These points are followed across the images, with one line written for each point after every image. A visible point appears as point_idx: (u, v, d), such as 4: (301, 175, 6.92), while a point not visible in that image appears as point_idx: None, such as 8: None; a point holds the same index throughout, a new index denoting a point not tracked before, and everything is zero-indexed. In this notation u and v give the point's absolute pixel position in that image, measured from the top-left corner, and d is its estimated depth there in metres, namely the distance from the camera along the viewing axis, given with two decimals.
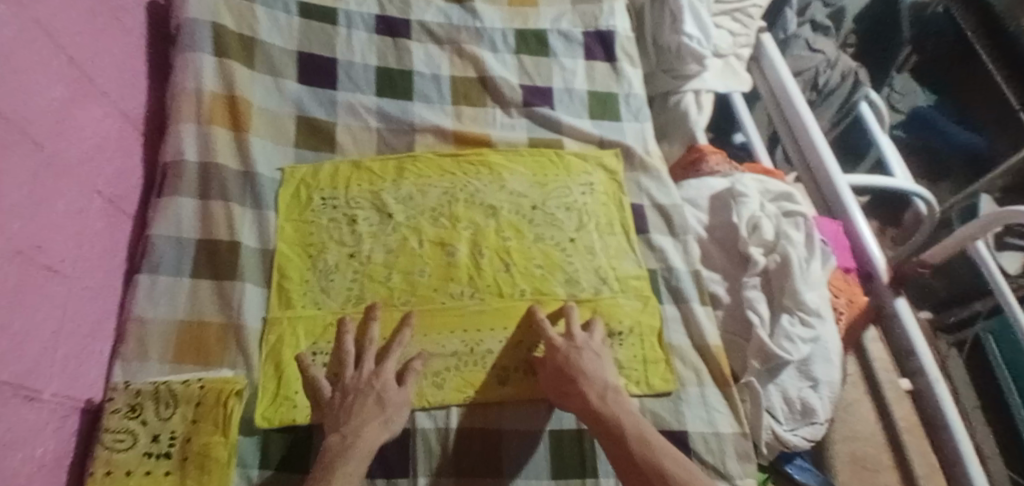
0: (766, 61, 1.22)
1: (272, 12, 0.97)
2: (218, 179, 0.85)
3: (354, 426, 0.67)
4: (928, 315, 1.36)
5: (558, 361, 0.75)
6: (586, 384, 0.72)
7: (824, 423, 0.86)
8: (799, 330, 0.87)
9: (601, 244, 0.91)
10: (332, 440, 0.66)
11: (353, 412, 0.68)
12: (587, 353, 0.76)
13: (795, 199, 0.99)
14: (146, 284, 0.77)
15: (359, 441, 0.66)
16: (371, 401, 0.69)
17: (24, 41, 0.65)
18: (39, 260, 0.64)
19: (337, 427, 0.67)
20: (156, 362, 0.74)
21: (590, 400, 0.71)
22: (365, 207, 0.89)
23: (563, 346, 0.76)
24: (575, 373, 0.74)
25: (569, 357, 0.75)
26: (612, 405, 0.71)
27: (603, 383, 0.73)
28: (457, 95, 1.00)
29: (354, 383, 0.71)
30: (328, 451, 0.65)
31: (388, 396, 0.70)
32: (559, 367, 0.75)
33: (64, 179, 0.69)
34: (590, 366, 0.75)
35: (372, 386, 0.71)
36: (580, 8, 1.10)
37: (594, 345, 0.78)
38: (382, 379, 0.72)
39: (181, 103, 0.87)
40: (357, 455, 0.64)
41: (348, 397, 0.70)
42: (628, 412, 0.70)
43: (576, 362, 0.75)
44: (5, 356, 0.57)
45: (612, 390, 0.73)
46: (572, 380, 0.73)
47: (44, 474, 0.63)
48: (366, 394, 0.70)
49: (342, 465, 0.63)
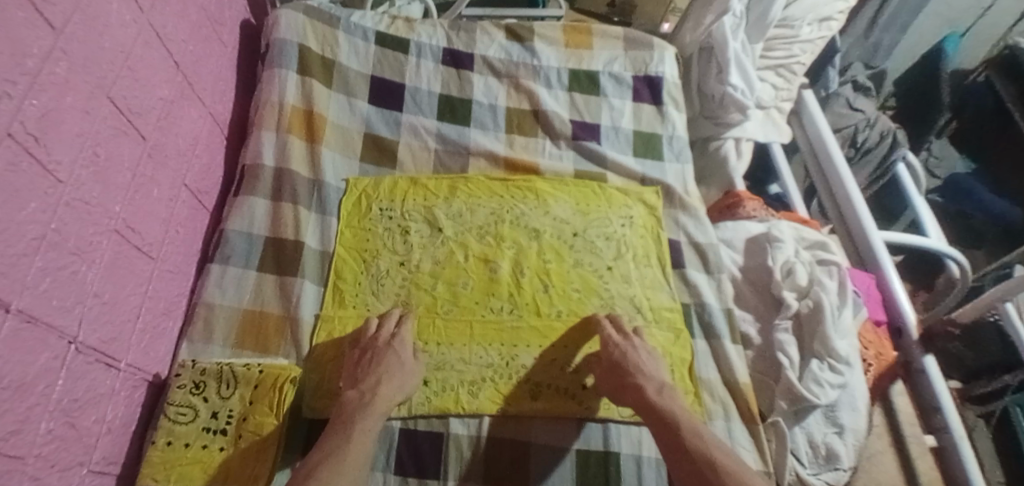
0: (806, 114, 1.28)
1: (352, 39, 1.05)
2: (290, 184, 0.92)
3: (372, 385, 0.76)
4: (955, 385, 1.30)
5: (613, 355, 0.81)
6: (643, 380, 0.78)
7: (848, 470, 0.86)
8: (827, 375, 0.89)
9: (637, 274, 0.95)
10: (351, 396, 0.75)
11: (377, 367, 0.77)
12: (642, 351, 0.82)
13: (830, 248, 1.02)
14: (217, 273, 0.85)
15: (375, 398, 0.74)
16: (386, 358, 0.78)
17: (143, 45, 0.73)
18: (132, 241, 0.71)
19: (356, 384, 0.77)
20: (219, 345, 0.81)
21: (647, 394, 0.77)
22: (417, 220, 0.95)
23: (619, 343, 0.82)
24: (631, 369, 0.79)
25: (625, 354, 0.81)
26: (665, 401, 0.77)
27: (657, 380, 0.79)
28: (511, 124, 1.07)
29: (372, 342, 0.80)
30: (348, 404, 0.74)
31: (402, 359, 0.79)
32: (615, 362, 0.80)
33: (160, 170, 0.77)
34: (644, 363, 0.80)
35: (389, 345, 0.79)
36: (632, 54, 1.15)
37: (648, 347, 0.83)
38: (399, 341, 0.81)
39: (264, 112, 0.96)
40: (373, 413, 0.73)
41: (365, 360, 0.79)
42: (680, 408, 0.76)
43: (633, 357, 0.80)
44: (93, 322, 0.64)
45: (667, 388, 0.79)
46: (628, 375, 0.79)
47: (112, 438, 0.68)
48: (383, 353, 0.78)
49: (361, 419, 0.72)
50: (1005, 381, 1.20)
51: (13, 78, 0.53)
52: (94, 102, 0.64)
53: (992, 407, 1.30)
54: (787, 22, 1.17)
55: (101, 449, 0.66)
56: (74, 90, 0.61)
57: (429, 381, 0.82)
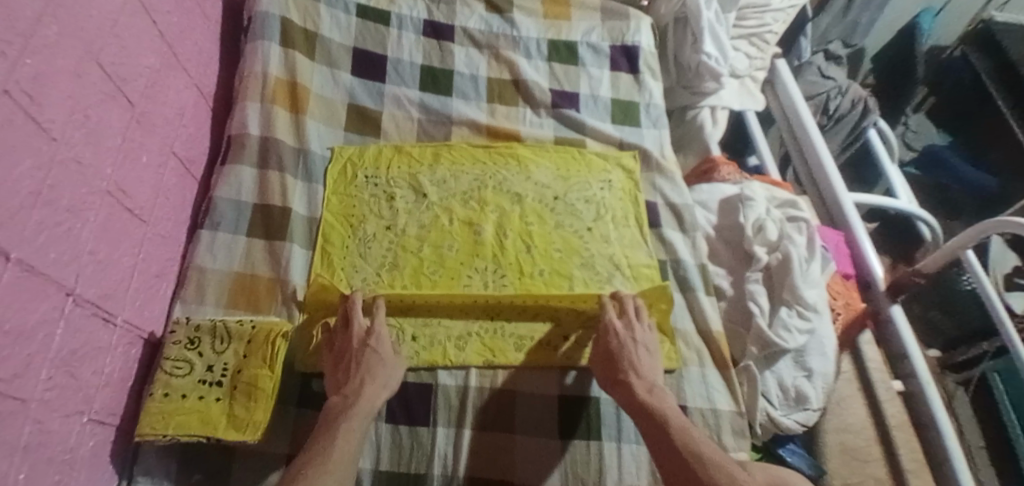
0: (780, 83, 1.32)
1: (334, 12, 1.07)
2: (276, 153, 0.95)
3: (355, 388, 0.73)
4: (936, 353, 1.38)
5: (609, 345, 0.80)
6: (635, 378, 0.77)
7: (817, 410, 0.92)
8: (796, 321, 0.93)
9: (616, 235, 0.98)
10: (335, 401, 0.73)
11: (355, 370, 0.75)
12: (641, 348, 0.80)
13: (800, 206, 1.06)
14: (207, 238, 0.87)
15: (360, 401, 0.72)
16: (366, 359, 0.76)
17: (128, 13, 0.75)
18: (124, 203, 0.74)
19: (339, 389, 0.74)
20: (212, 305, 0.84)
21: (636, 393, 0.75)
22: (402, 187, 0.98)
23: (620, 332, 0.81)
24: (626, 364, 0.78)
25: (622, 346, 0.80)
26: (656, 400, 0.75)
27: (650, 380, 0.77)
28: (492, 94, 1.10)
29: (347, 345, 0.77)
30: (332, 409, 0.72)
31: (382, 356, 0.77)
32: (611, 353, 0.80)
33: (148, 136, 0.79)
34: (640, 360, 0.79)
35: (365, 346, 0.77)
36: (609, 25, 1.19)
37: (648, 343, 0.81)
38: (377, 338, 0.78)
39: (249, 82, 0.99)
40: (358, 413, 0.71)
41: (345, 363, 0.76)
42: (670, 407, 0.74)
43: (629, 353, 0.79)
44: (90, 278, 0.67)
45: (658, 389, 0.77)
46: (619, 370, 0.78)
47: (110, 390, 0.71)
48: (361, 355, 0.76)
49: (344, 421, 0.70)
50: (984, 347, 1.30)
51: (7, 38, 0.54)
52: (84, 66, 0.66)
53: (970, 373, 1.34)
54: None
55: (100, 400, 0.69)
56: (64, 53, 0.63)
57: (417, 337, 0.85)
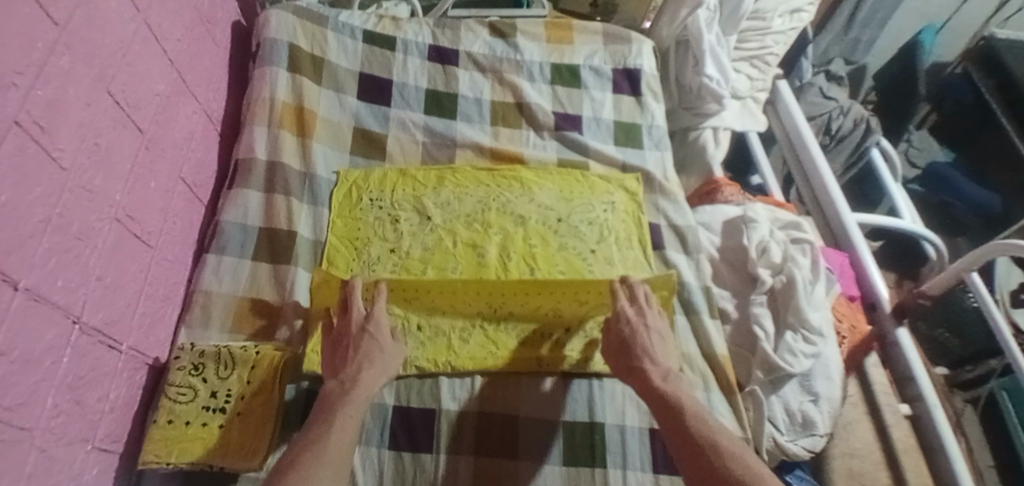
0: (783, 107, 1.33)
1: (341, 37, 1.09)
2: (282, 178, 0.96)
3: (353, 373, 0.73)
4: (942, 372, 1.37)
5: (623, 332, 0.80)
6: (650, 365, 0.77)
7: (824, 435, 0.91)
8: (801, 345, 0.92)
9: (620, 256, 0.98)
10: (331, 387, 0.72)
11: (354, 354, 0.75)
12: (653, 333, 0.80)
13: (803, 227, 1.06)
14: (213, 261, 0.88)
15: (356, 387, 0.71)
16: (365, 345, 0.75)
17: (139, 40, 0.76)
18: (132, 229, 0.74)
19: (337, 372, 0.74)
20: (217, 329, 0.84)
21: (653, 380, 0.75)
22: (407, 209, 0.99)
23: (632, 319, 0.81)
24: (640, 351, 0.78)
25: (635, 332, 0.79)
26: (671, 386, 0.74)
27: (665, 367, 0.77)
28: (496, 117, 1.11)
29: (345, 329, 0.77)
30: (329, 395, 0.71)
31: (380, 343, 0.76)
32: (624, 339, 0.79)
33: (156, 161, 0.80)
34: (651, 346, 0.78)
35: (364, 331, 0.77)
36: (612, 48, 1.20)
37: (661, 328, 0.81)
38: (375, 324, 0.78)
39: (256, 106, 1.00)
40: (356, 400, 0.70)
41: (342, 346, 0.76)
42: (687, 394, 0.74)
43: (641, 340, 0.79)
44: (96, 303, 0.67)
45: (673, 375, 0.76)
46: (633, 359, 0.78)
47: (114, 417, 0.71)
48: (359, 340, 0.76)
49: (342, 407, 0.69)
50: (990, 365, 1.30)
51: (19, 69, 0.56)
52: (96, 94, 0.67)
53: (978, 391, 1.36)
54: (760, 14, 1.23)
55: (103, 427, 0.69)
56: (76, 81, 0.64)
57: (423, 327, 0.88)
